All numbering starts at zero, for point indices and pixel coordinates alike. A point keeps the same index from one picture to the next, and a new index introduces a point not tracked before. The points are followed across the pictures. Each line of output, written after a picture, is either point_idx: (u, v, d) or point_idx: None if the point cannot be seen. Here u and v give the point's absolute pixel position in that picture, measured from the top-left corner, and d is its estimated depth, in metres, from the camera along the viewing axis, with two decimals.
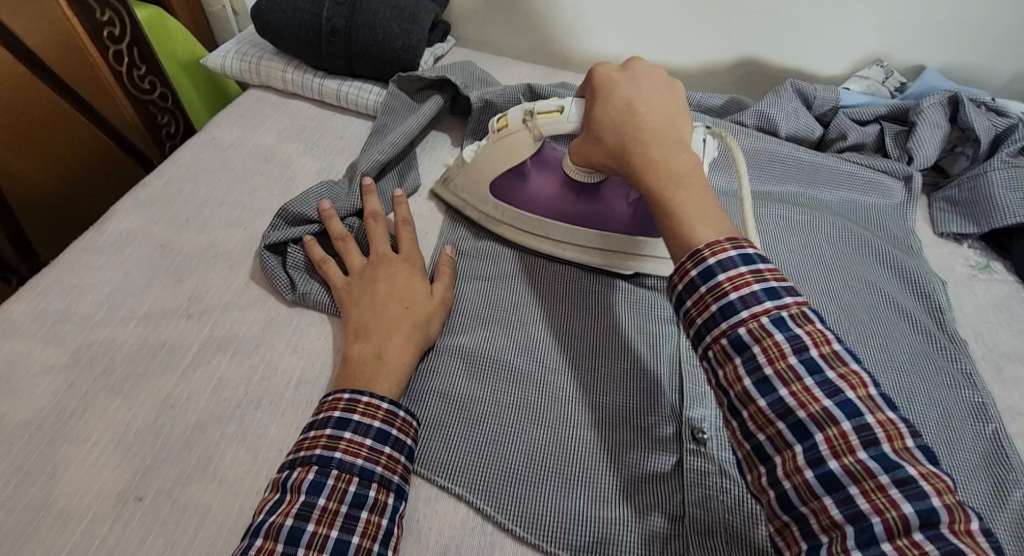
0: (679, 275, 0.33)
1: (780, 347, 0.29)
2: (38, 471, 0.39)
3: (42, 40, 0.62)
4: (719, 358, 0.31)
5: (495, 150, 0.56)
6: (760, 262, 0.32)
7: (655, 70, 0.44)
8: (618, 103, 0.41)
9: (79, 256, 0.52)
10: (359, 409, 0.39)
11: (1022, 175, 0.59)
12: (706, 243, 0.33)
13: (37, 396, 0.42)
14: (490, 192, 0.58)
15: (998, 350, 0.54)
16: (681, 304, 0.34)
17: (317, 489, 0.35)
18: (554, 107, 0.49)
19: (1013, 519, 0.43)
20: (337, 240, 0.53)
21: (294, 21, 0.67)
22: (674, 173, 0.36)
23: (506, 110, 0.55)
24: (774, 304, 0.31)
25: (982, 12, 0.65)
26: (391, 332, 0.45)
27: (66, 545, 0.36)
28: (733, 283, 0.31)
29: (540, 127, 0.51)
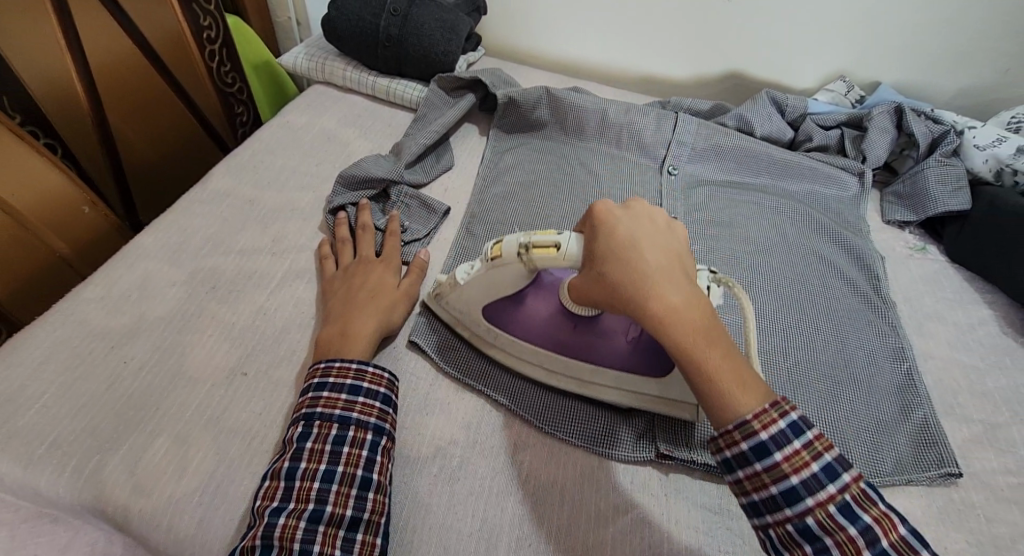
0: (726, 442, 0.35)
1: (853, 540, 0.34)
2: (172, 350, 0.52)
3: (160, 38, 0.78)
4: (785, 539, 0.35)
5: (489, 277, 0.50)
6: (810, 433, 0.35)
7: (653, 210, 0.43)
8: (623, 244, 0.40)
9: (189, 205, 0.66)
10: (333, 373, 0.47)
11: (950, 172, 0.72)
12: (752, 411, 0.35)
13: (166, 300, 0.56)
14: (484, 315, 0.54)
15: (922, 310, 0.65)
16: (736, 473, 0.36)
17: (304, 436, 0.43)
18: (550, 240, 0.44)
19: (914, 429, 0.54)
20: (339, 242, 0.62)
21: (356, 29, 0.81)
22: (706, 333, 0.36)
23: (501, 238, 0.48)
24: (835, 487, 0.34)
25: (927, 38, 0.77)
26: (360, 311, 0.53)
27: (195, 400, 0.49)
28: (791, 464, 0.35)
29: (537, 260, 0.46)
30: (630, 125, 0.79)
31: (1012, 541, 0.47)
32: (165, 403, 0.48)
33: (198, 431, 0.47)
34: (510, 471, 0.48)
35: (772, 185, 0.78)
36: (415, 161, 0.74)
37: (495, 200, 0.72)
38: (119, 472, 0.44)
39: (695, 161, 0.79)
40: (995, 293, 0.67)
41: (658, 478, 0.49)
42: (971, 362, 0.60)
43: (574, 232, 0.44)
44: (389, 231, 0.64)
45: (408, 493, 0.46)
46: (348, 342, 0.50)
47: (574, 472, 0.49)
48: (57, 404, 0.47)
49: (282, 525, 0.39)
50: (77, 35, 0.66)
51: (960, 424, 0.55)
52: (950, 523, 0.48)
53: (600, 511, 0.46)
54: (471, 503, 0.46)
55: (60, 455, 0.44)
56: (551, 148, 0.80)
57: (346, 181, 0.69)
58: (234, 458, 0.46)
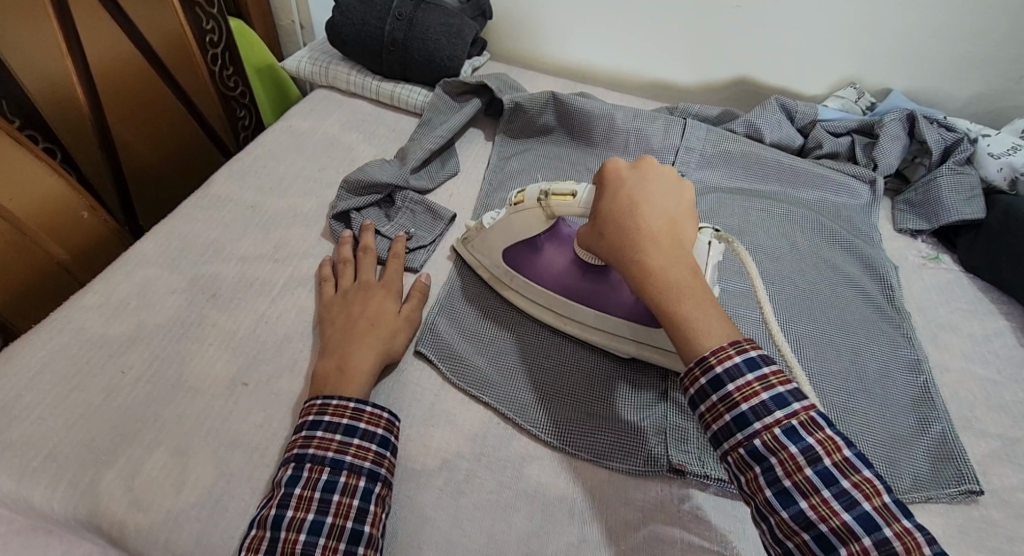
0: (689, 380, 0.38)
1: (796, 459, 0.34)
2: (170, 360, 0.51)
3: (163, 42, 0.77)
4: (739, 465, 0.36)
5: (511, 223, 0.56)
6: (764, 366, 0.37)
7: (666, 173, 0.45)
8: (622, 202, 0.43)
9: (190, 211, 0.65)
10: (329, 411, 0.44)
11: (964, 180, 0.71)
12: (711, 350, 0.37)
13: (166, 307, 0.55)
14: (502, 258, 0.59)
15: (936, 320, 0.64)
16: (697, 407, 0.38)
17: (294, 480, 0.41)
18: (567, 190, 0.50)
19: (932, 444, 0.52)
20: (340, 263, 0.60)
21: (361, 33, 0.80)
22: (677, 282, 0.39)
23: (525, 187, 0.55)
24: (783, 413, 0.36)
25: (939, 45, 0.77)
26: (358, 345, 0.50)
27: (194, 410, 0.48)
28: (742, 393, 0.36)
29: (553, 208, 0.51)
30: (639, 131, 0.77)
31: None
32: (163, 414, 0.47)
33: (198, 443, 0.46)
34: (519, 486, 0.47)
35: (781, 193, 0.76)
36: (420, 166, 0.73)
37: (500, 206, 0.71)
38: (116, 486, 0.43)
39: (703, 167, 0.78)
40: (1010, 304, 0.66)
41: (669, 492, 0.48)
42: (988, 375, 0.59)
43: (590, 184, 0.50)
44: (394, 253, 0.62)
45: (413, 508, 0.45)
46: (344, 382, 0.47)
47: (584, 486, 0.47)
48: (52, 416, 0.46)
49: (282, 539, 0.38)
50: (79, 38, 0.65)
51: (978, 439, 0.54)
52: (972, 542, 0.46)
53: (611, 527, 0.45)
54: (479, 519, 0.45)
55: (55, 468, 0.43)
56: (558, 155, 0.79)
57: (352, 186, 0.67)
58: (235, 471, 0.44)
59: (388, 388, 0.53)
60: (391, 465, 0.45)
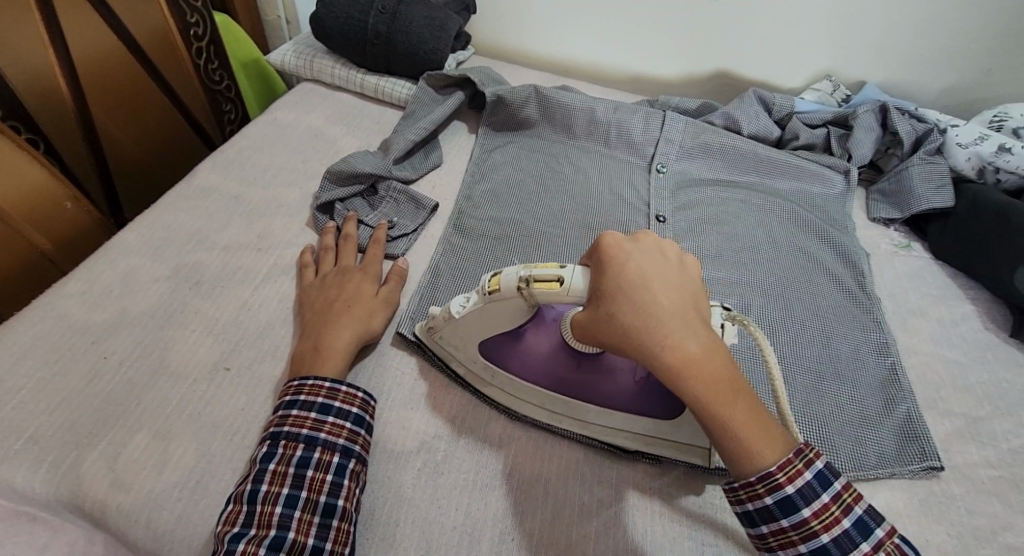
0: (748, 495, 0.35)
1: None
2: (153, 346, 0.52)
3: (147, 35, 0.77)
4: None
5: (487, 311, 0.47)
6: (837, 485, 0.35)
7: (662, 245, 0.41)
8: (637, 286, 0.37)
9: (174, 201, 0.66)
10: (305, 391, 0.45)
11: (934, 169, 0.73)
12: (778, 463, 0.34)
13: (149, 295, 0.56)
14: (479, 351, 0.51)
15: (906, 306, 0.66)
16: (760, 528, 0.36)
17: (268, 457, 0.42)
18: (553, 275, 0.41)
19: (898, 423, 0.54)
20: (322, 250, 0.61)
21: (345, 27, 0.81)
22: (724, 385, 0.35)
23: (500, 270, 0.45)
24: (867, 542, 0.34)
25: (910, 38, 0.78)
26: (334, 325, 0.51)
27: (176, 395, 0.48)
28: (820, 521, 0.35)
29: (537, 295, 0.43)
30: (620, 123, 0.79)
31: (993, 532, 0.47)
32: (146, 397, 0.48)
33: (179, 426, 0.46)
34: (495, 465, 0.48)
35: (760, 183, 0.78)
36: (403, 157, 0.75)
37: (481, 198, 0.71)
38: (98, 467, 0.44)
39: (683, 158, 0.79)
40: (978, 290, 0.68)
41: (642, 472, 0.49)
42: (954, 357, 0.61)
43: (579, 266, 0.41)
44: (374, 240, 0.63)
45: (392, 487, 0.46)
46: (320, 362, 0.48)
47: (560, 465, 0.49)
48: (35, 399, 0.47)
49: (258, 512, 0.39)
50: (62, 30, 0.66)
51: (942, 418, 0.56)
52: (932, 515, 0.48)
53: (584, 504, 0.46)
54: (455, 497, 0.46)
55: (37, 450, 0.44)
56: (540, 147, 0.80)
57: (335, 177, 0.69)
58: (216, 453, 0.45)
59: (368, 372, 0.53)
60: (367, 443, 0.46)
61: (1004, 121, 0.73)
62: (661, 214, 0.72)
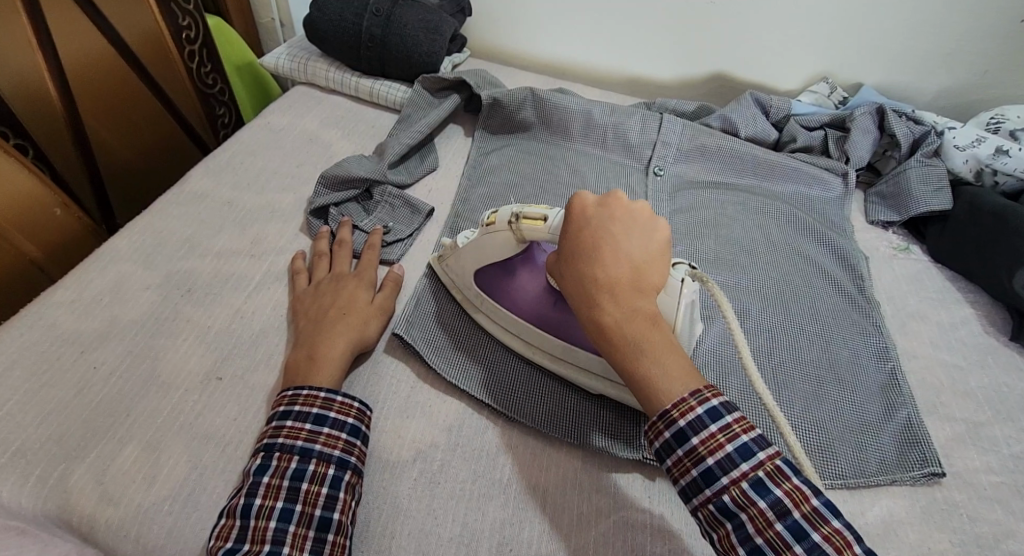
0: (653, 432, 0.36)
1: (766, 515, 0.33)
2: (144, 355, 0.51)
3: (137, 37, 0.77)
4: (711, 521, 0.35)
5: (483, 244, 0.52)
6: (726, 415, 0.35)
7: (635, 209, 0.41)
8: (580, 243, 0.40)
9: (165, 207, 0.65)
10: (299, 401, 0.45)
11: (932, 172, 0.73)
12: (674, 402, 0.35)
13: (140, 303, 0.55)
14: (475, 281, 0.56)
15: (905, 310, 0.66)
16: (661, 461, 0.37)
17: (262, 470, 0.41)
18: (538, 213, 0.46)
19: (900, 429, 0.53)
20: (315, 256, 0.60)
21: (339, 30, 0.80)
22: (636, 337, 0.36)
23: (498, 208, 0.50)
24: (748, 464, 0.34)
25: (905, 40, 0.78)
26: (328, 333, 0.51)
27: (167, 405, 0.48)
28: (707, 447, 0.35)
29: (524, 232, 0.47)
30: (616, 126, 0.78)
31: (996, 540, 0.47)
32: (136, 408, 0.47)
33: (170, 437, 0.46)
34: (493, 474, 0.47)
35: (758, 186, 0.78)
36: (399, 161, 0.74)
37: (478, 201, 0.71)
38: (87, 480, 0.43)
39: (681, 160, 0.78)
40: (977, 292, 0.67)
41: (642, 480, 0.48)
42: (954, 361, 0.60)
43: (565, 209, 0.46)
44: (369, 245, 0.62)
45: (387, 498, 0.45)
46: (313, 372, 0.48)
47: (558, 474, 0.48)
48: (23, 411, 0.46)
49: (252, 527, 0.38)
50: (51, 34, 0.65)
51: (942, 423, 0.55)
52: (934, 522, 0.48)
53: (583, 513, 0.46)
54: (452, 508, 0.45)
55: (24, 463, 0.43)
56: (536, 149, 0.79)
57: (329, 182, 0.68)
58: (207, 465, 0.44)
59: (364, 380, 0.53)
60: (363, 454, 0.45)
61: (1002, 122, 0.73)
62: None
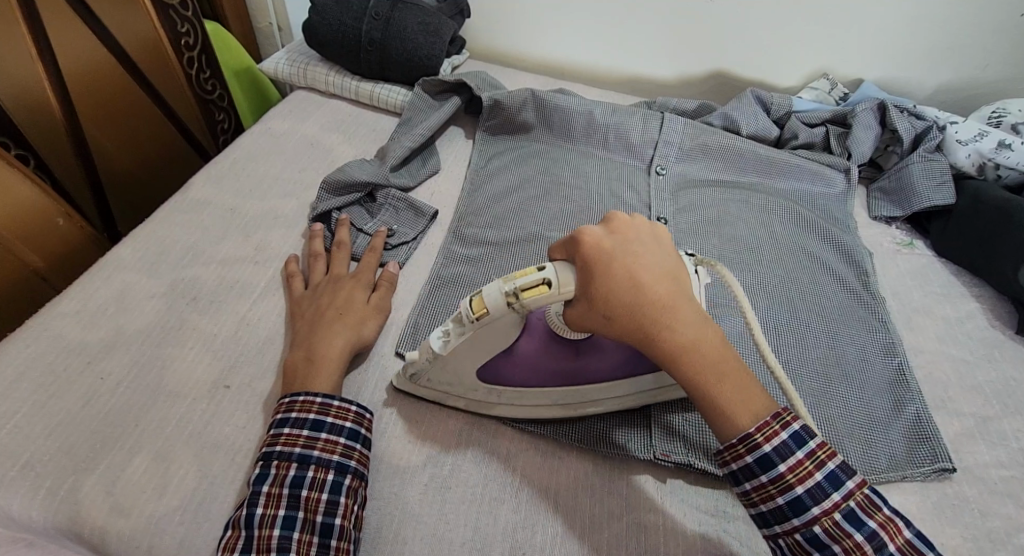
0: (732, 457, 0.36)
1: (860, 545, 0.34)
2: (151, 365, 0.50)
3: (136, 46, 0.77)
4: (794, 548, 0.36)
5: (472, 335, 0.44)
6: (812, 442, 0.36)
7: (637, 227, 0.41)
8: (622, 277, 0.38)
9: (169, 215, 0.65)
10: (296, 407, 0.44)
11: (934, 166, 0.73)
12: (756, 425, 0.36)
13: (146, 312, 0.55)
14: (477, 378, 0.49)
15: (911, 305, 0.66)
16: (743, 485, 0.37)
17: (261, 478, 0.41)
18: (537, 280, 0.40)
19: (908, 424, 0.53)
20: (313, 259, 0.60)
21: (338, 34, 0.80)
22: (713, 363, 0.36)
23: (480, 291, 0.42)
24: (840, 495, 0.35)
25: (904, 36, 0.78)
26: (328, 335, 0.50)
27: (175, 415, 0.47)
28: (795, 474, 0.35)
29: (529, 305, 0.40)
30: (618, 126, 0.78)
31: (1008, 535, 0.47)
32: (145, 417, 0.47)
33: (179, 448, 0.45)
34: (503, 478, 0.47)
35: (760, 183, 0.77)
36: (400, 164, 0.74)
37: (482, 204, 0.71)
38: (96, 492, 0.42)
39: (682, 159, 0.78)
40: (982, 286, 0.67)
41: (652, 481, 0.48)
42: (961, 355, 0.61)
43: (557, 263, 0.40)
44: (371, 248, 0.62)
45: (398, 504, 0.45)
46: (313, 376, 0.47)
47: (568, 477, 0.48)
48: (30, 423, 0.45)
49: (257, 536, 0.38)
50: (50, 46, 0.65)
51: (951, 418, 0.55)
52: (946, 518, 0.48)
53: (595, 516, 0.45)
54: (463, 512, 0.45)
55: (33, 476, 0.43)
56: (537, 151, 0.79)
57: (331, 186, 0.68)
58: (217, 474, 0.44)
59: (371, 385, 0.53)
60: (365, 458, 0.45)
61: (1004, 116, 0.74)
62: (662, 216, 0.71)
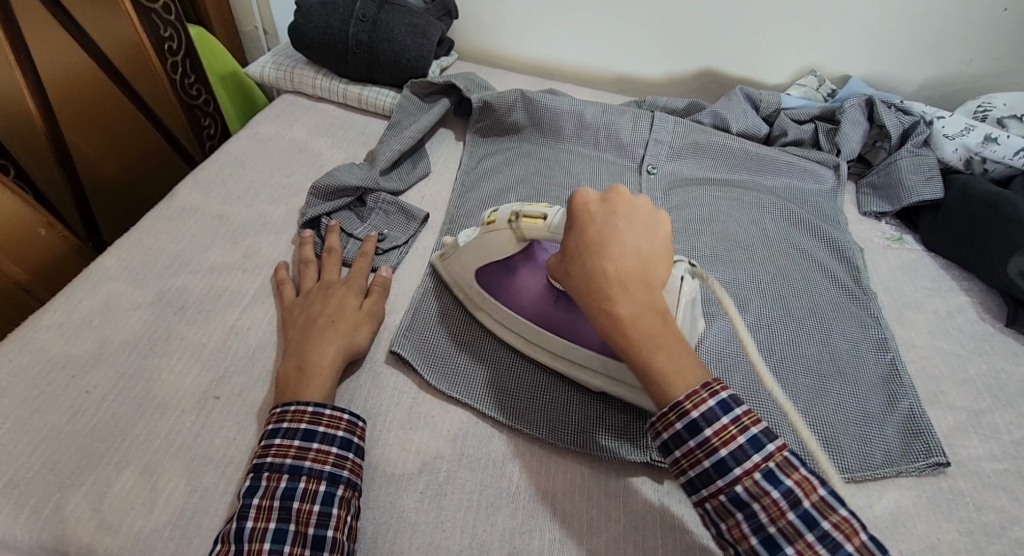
0: (663, 425, 0.37)
1: (778, 504, 0.34)
2: (138, 377, 0.50)
3: (117, 52, 0.75)
4: (719, 512, 0.36)
5: (482, 241, 0.54)
6: (737, 408, 0.36)
7: (635, 203, 0.42)
8: (592, 245, 0.40)
9: (155, 222, 0.64)
10: (288, 417, 0.44)
11: (922, 161, 0.73)
12: (685, 393, 0.36)
13: (131, 323, 0.54)
14: (476, 279, 0.56)
15: (902, 300, 0.66)
16: (671, 453, 0.37)
17: (251, 491, 0.40)
18: (538, 212, 0.49)
19: (902, 420, 0.54)
20: (303, 266, 0.59)
21: (325, 37, 0.79)
22: (650, 334, 0.37)
23: (499, 208, 0.53)
24: (761, 456, 0.35)
25: (891, 32, 0.78)
26: (319, 343, 0.50)
27: (164, 428, 0.46)
28: (719, 438, 0.36)
29: (522, 229, 0.50)
30: (609, 125, 0.78)
31: (1002, 528, 0.47)
32: (132, 431, 0.46)
33: (168, 461, 0.44)
34: (500, 483, 0.47)
35: (751, 180, 0.78)
36: (390, 167, 0.73)
37: (473, 206, 0.70)
38: (83, 509, 0.41)
39: (674, 158, 0.78)
40: (972, 280, 0.68)
41: (649, 483, 0.48)
42: (952, 349, 0.61)
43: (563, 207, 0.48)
44: (362, 253, 0.61)
45: (393, 512, 0.44)
46: (304, 385, 0.47)
47: (564, 481, 0.47)
48: (14, 440, 0.44)
49: (246, 550, 0.38)
50: (29, 53, 0.64)
51: (945, 412, 0.55)
52: (941, 513, 0.48)
53: (593, 519, 0.45)
54: (459, 520, 0.44)
55: (17, 494, 0.42)
56: (528, 151, 0.79)
57: (320, 191, 0.67)
58: (208, 487, 0.43)
59: (364, 393, 0.52)
60: (358, 467, 0.44)
61: (989, 110, 0.74)
62: None
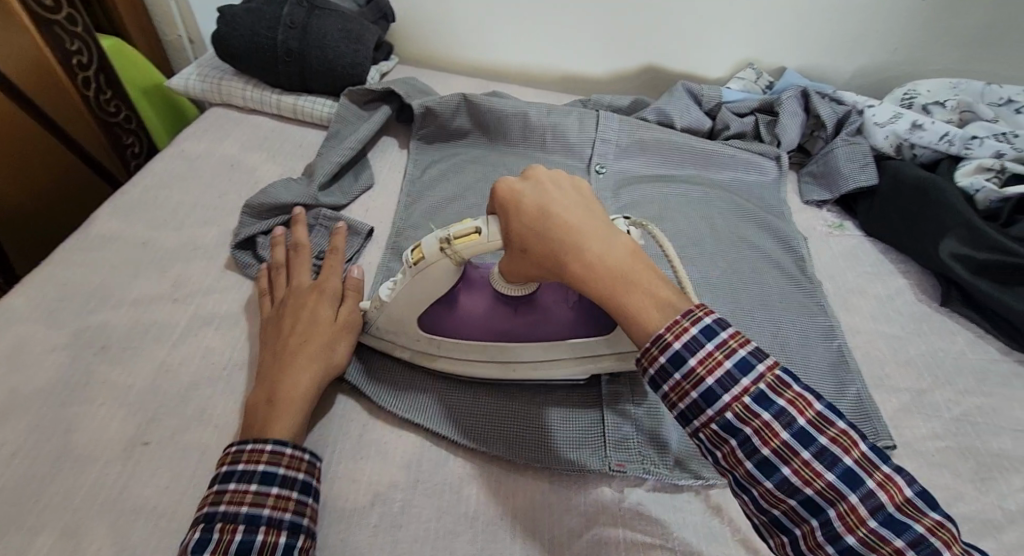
0: (648, 360, 0.34)
1: (771, 426, 0.32)
2: (54, 428, 0.45)
3: (17, 71, 0.70)
4: (714, 441, 0.33)
5: (415, 285, 0.47)
6: (721, 332, 0.33)
7: (555, 169, 0.43)
8: (532, 214, 0.39)
9: (70, 253, 0.59)
10: (243, 459, 0.41)
11: (857, 149, 0.75)
12: (666, 326, 0.34)
13: (44, 369, 0.49)
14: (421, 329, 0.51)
15: (845, 287, 0.68)
16: (660, 388, 0.35)
17: (201, 546, 0.36)
18: (470, 228, 0.43)
19: (850, 406, 0.55)
20: (273, 271, 0.57)
21: (251, 45, 0.75)
22: (619, 275, 0.36)
23: (420, 240, 0.46)
24: (750, 379, 0.33)
25: (821, 24, 0.80)
26: (290, 366, 0.47)
27: (85, 483, 0.43)
28: (705, 366, 0.33)
29: (461, 252, 0.44)
30: (554, 126, 0.77)
31: (947, 505, 0.49)
32: (48, 490, 0.42)
33: (91, 520, 0.41)
34: (458, 509, 0.45)
35: (697, 175, 0.78)
36: (331, 181, 0.70)
37: (420, 216, 0.68)
38: None
39: (622, 156, 0.78)
40: (908, 262, 0.70)
41: (609, 493, 0.47)
42: (893, 332, 0.63)
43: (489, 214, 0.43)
44: (333, 249, 0.58)
45: (345, 551, 0.42)
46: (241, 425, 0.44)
47: (524, 500, 0.46)
48: None
49: None
50: None
51: (889, 395, 0.57)
52: None
53: (555, 537, 0.44)
54: (416, 551, 0.43)
55: None
56: (473, 156, 0.77)
57: (255, 210, 0.63)
58: (138, 545, 0.40)
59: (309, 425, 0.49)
60: (315, 512, 0.42)
61: (914, 97, 0.77)
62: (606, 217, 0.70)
